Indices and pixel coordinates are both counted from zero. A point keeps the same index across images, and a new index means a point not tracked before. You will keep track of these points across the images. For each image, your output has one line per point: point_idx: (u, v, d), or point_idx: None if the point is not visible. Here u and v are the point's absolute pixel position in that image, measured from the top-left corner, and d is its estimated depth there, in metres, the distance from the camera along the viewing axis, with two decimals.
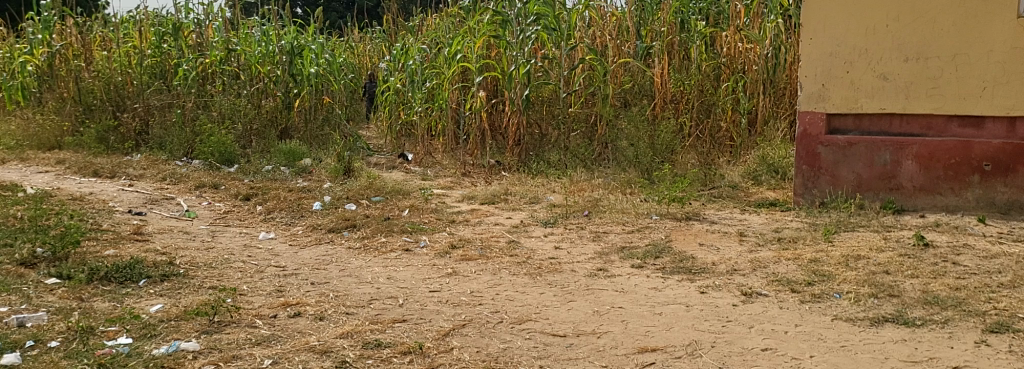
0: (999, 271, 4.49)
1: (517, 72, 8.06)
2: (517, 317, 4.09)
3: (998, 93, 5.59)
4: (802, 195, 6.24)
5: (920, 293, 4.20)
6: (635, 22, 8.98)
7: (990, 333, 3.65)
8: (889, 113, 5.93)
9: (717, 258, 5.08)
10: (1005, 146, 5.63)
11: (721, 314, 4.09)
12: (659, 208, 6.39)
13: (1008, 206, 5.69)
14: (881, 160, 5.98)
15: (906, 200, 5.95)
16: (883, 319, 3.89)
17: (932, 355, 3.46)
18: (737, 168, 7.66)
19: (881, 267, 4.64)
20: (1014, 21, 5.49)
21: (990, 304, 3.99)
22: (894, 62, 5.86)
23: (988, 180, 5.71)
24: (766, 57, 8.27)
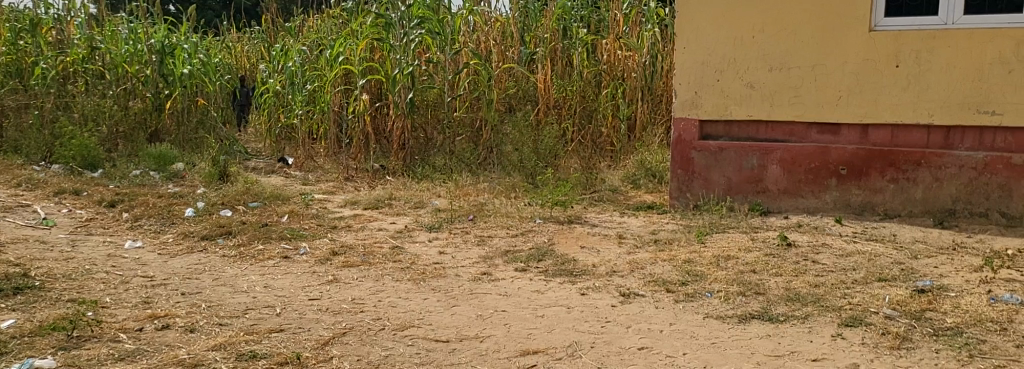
0: (854, 268, 4.82)
1: (400, 74, 8.06)
2: (399, 323, 4.05)
3: (852, 102, 5.90)
4: (678, 199, 6.59)
5: (783, 291, 4.45)
6: (519, 29, 9.13)
7: (846, 326, 3.91)
8: (756, 120, 6.27)
9: (598, 260, 5.21)
10: (859, 151, 5.95)
11: (600, 315, 4.19)
12: (543, 212, 6.48)
13: (862, 207, 6.02)
14: (748, 164, 6.32)
15: (771, 202, 6.30)
16: (750, 316, 4.10)
17: (794, 349, 3.66)
18: (617, 172, 7.89)
19: (749, 267, 4.89)
20: (866, 34, 5.77)
21: (845, 300, 4.27)
22: (760, 72, 6.18)
23: (844, 183, 6.03)
24: (644, 64, 8.62)
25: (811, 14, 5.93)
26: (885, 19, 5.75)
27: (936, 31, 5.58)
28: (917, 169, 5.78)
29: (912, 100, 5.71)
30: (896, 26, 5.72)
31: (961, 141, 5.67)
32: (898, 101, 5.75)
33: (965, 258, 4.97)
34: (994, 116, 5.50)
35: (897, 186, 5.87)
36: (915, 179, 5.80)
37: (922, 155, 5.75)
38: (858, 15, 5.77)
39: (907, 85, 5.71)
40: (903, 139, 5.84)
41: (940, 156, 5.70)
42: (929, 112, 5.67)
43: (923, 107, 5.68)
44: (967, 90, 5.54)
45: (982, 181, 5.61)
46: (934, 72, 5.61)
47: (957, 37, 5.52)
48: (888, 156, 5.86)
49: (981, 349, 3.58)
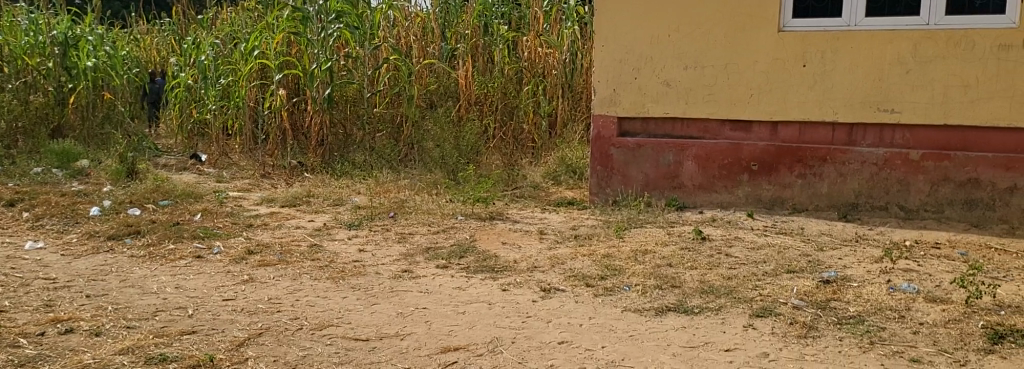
0: (765, 261, 4.99)
1: (319, 69, 7.93)
2: (317, 322, 3.99)
3: (762, 100, 6.10)
4: (598, 194, 6.72)
5: (698, 283, 4.57)
6: (440, 24, 9.07)
7: (757, 317, 4.04)
8: (672, 117, 6.43)
9: (519, 256, 5.24)
10: (769, 147, 6.15)
11: (521, 310, 4.22)
12: (464, 208, 6.47)
13: (772, 202, 6.23)
14: (665, 161, 6.48)
15: (687, 197, 6.47)
16: (666, 308, 4.20)
17: (707, 340, 3.77)
18: (538, 169, 7.95)
19: (665, 260, 5.00)
20: (774, 35, 5.98)
21: (756, 291, 4.42)
22: (676, 70, 6.34)
23: (755, 179, 6.23)
24: (564, 62, 8.72)
25: (723, 14, 6.12)
26: (791, 20, 5.97)
27: (839, 32, 5.81)
28: (823, 164, 6.01)
29: (818, 99, 5.94)
30: (802, 27, 5.94)
31: (864, 137, 5.90)
32: (806, 99, 5.97)
33: (867, 249, 5.21)
34: (894, 114, 5.73)
35: (804, 181, 6.09)
36: (821, 174, 6.03)
37: (827, 152, 5.98)
38: (767, 16, 5.98)
39: (813, 83, 5.93)
40: (811, 136, 6.06)
41: (844, 152, 5.93)
42: (834, 110, 5.90)
43: (829, 105, 5.91)
44: (869, 89, 5.78)
45: (883, 176, 5.85)
46: (839, 71, 5.84)
47: (859, 38, 5.75)
48: (796, 152, 6.08)
49: (881, 336, 3.76)
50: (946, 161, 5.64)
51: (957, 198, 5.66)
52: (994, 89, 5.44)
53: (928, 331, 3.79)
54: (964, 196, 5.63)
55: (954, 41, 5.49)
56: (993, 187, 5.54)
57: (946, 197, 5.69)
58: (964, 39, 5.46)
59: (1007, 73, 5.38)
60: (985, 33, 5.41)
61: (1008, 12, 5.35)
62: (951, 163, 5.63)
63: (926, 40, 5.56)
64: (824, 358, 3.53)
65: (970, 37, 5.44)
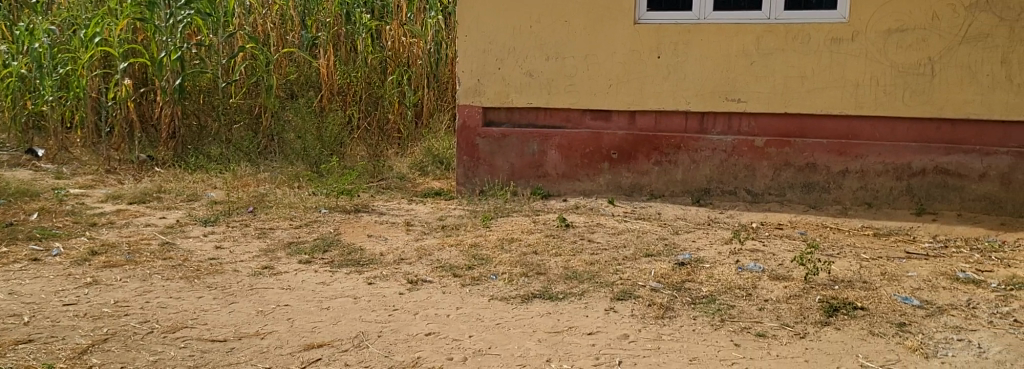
0: (625, 245, 5.17)
1: (168, 58, 7.49)
2: (169, 325, 3.79)
3: (620, 90, 6.31)
4: (464, 185, 6.77)
5: (562, 270, 4.68)
6: (300, 12, 8.71)
7: (618, 300, 4.18)
8: (535, 107, 6.54)
9: (385, 248, 5.17)
10: (628, 136, 6.37)
11: (387, 303, 4.18)
12: (328, 201, 6.32)
13: (632, 188, 6.46)
14: (529, 150, 6.59)
15: (551, 185, 6.61)
16: (532, 295, 4.27)
17: (571, 324, 3.86)
18: (405, 159, 7.89)
19: (531, 248, 5.09)
20: (631, 27, 6.19)
21: (617, 275, 4.57)
22: (538, 60, 6.45)
23: (615, 166, 6.44)
24: (429, 52, 8.70)
25: (582, 6, 6.28)
26: (647, 13, 6.18)
27: (690, 25, 6.07)
28: (678, 152, 6.29)
29: (672, 89, 6.19)
30: (657, 19, 6.16)
31: (714, 126, 6.22)
32: (661, 90, 6.22)
33: (718, 232, 5.51)
34: (741, 103, 6.06)
35: (661, 168, 6.35)
36: (676, 161, 6.31)
37: (681, 140, 6.26)
38: (624, 8, 6.17)
39: (668, 74, 6.18)
40: (666, 124, 6.32)
41: (696, 140, 6.22)
42: (687, 100, 6.18)
43: (682, 95, 6.18)
44: (718, 80, 6.08)
45: (732, 162, 6.18)
46: (691, 63, 6.11)
47: (708, 30, 6.03)
48: (653, 140, 6.33)
49: (730, 313, 3.98)
50: (787, 148, 6.02)
51: (797, 182, 6.05)
52: (828, 80, 5.83)
53: (772, 307, 4.05)
54: (803, 179, 6.03)
55: (792, 35, 5.86)
56: (829, 171, 5.96)
57: (788, 181, 6.07)
58: (801, 33, 5.83)
59: (839, 65, 5.78)
60: (819, 27, 5.79)
61: (839, 8, 5.78)
62: (792, 149, 6.01)
63: (768, 34, 5.91)
64: (679, 337, 3.71)
65: (806, 30, 5.82)
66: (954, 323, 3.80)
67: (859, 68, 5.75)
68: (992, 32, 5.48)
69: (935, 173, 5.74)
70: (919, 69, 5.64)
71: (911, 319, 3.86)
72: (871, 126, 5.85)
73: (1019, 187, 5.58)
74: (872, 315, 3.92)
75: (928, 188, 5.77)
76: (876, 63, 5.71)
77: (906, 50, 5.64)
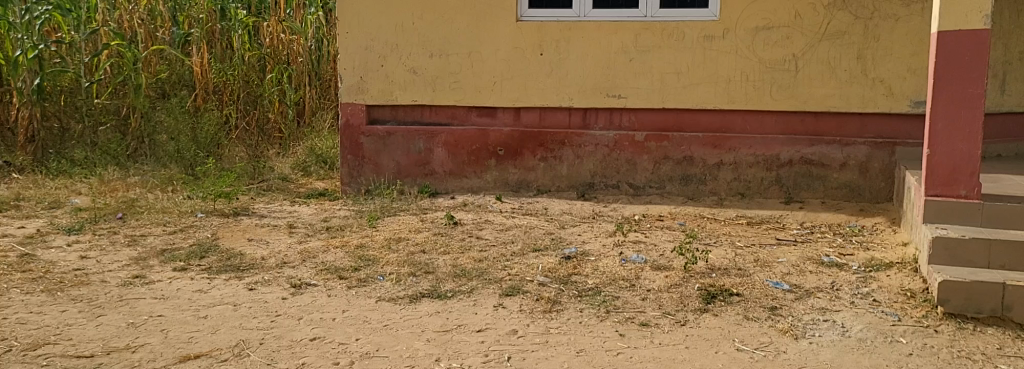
0: (513, 241, 5.21)
1: (23, 57, 7.07)
2: (29, 342, 3.53)
3: (504, 87, 6.36)
4: (349, 184, 6.69)
5: (451, 268, 4.66)
6: (169, 7, 8.24)
7: (506, 296, 4.20)
8: (420, 104, 6.53)
9: (266, 252, 5.00)
10: (513, 132, 6.43)
11: (270, 309, 4.04)
12: (205, 205, 6.06)
13: (519, 184, 6.52)
14: (415, 148, 6.56)
15: (439, 183, 6.61)
16: (420, 295, 4.24)
17: (460, 323, 3.85)
18: (286, 160, 7.67)
19: (418, 247, 5.05)
20: (513, 25, 6.25)
21: (505, 271, 4.59)
22: (421, 58, 6.45)
23: (502, 163, 6.49)
24: (309, 49, 8.49)
25: (464, 3, 6.30)
26: (529, 10, 6.26)
27: (571, 22, 6.18)
28: (563, 148, 6.39)
29: (555, 85, 6.28)
30: (538, 17, 6.24)
31: (596, 121, 6.36)
32: (544, 86, 6.30)
33: (602, 225, 5.63)
34: (621, 99, 6.22)
35: (546, 164, 6.45)
36: (561, 157, 6.41)
37: (565, 135, 6.37)
38: (506, 6, 6.23)
39: (550, 71, 6.27)
40: (550, 120, 6.42)
41: (580, 135, 6.34)
42: (569, 96, 6.28)
43: (565, 92, 6.28)
44: (599, 76, 6.21)
45: (614, 157, 6.33)
46: (572, 60, 6.22)
47: (588, 28, 6.16)
48: (538, 137, 6.41)
49: (615, 304, 4.07)
50: (666, 142, 6.23)
51: (677, 175, 6.26)
52: (703, 76, 6.06)
53: (655, 297, 4.17)
54: (681, 172, 6.25)
55: (668, 32, 6.05)
56: (705, 163, 6.20)
57: (668, 173, 6.27)
58: (676, 30, 6.03)
59: (712, 61, 6.02)
60: (692, 25, 6.01)
61: (711, 6, 5.99)
62: (670, 142, 6.22)
63: (645, 31, 6.08)
64: (567, 330, 3.76)
65: (681, 28, 6.03)
66: (820, 305, 4.03)
67: (730, 65, 6.00)
68: (849, 29, 5.80)
69: (801, 164, 6.05)
70: (785, 65, 5.92)
71: (782, 303, 4.07)
72: (743, 120, 6.13)
73: (875, 174, 5.93)
74: (747, 301, 4.11)
75: (795, 177, 6.07)
76: (746, 60, 5.97)
77: (772, 47, 5.92)
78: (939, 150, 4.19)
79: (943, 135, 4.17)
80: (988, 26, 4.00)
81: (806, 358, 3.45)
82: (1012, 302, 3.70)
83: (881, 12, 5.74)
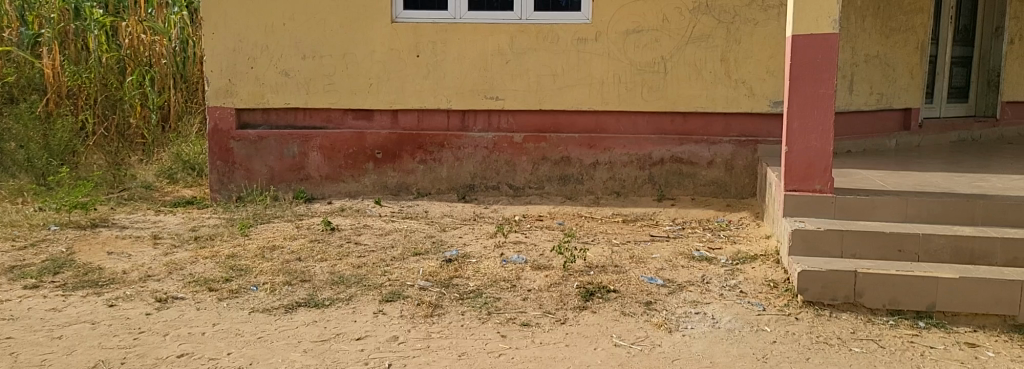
0: (392, 246, 5.13)
1: None
2: None
3: (381, 89, 6.29)
4: (219, 191, 6.46)
5: (328, 275, 4.54)
6: (18, 6, 8.00)
7: (386, 302, 4.13)
8: (294, 107, 6.37)
9: (128, 266, 4.70)
10: (391, 135, 6.36)
11: (132, 326, 3.81)
12: (58, 217, 5.64)
13: (398, 188, 6.46)
14: (289, 152, 6.40)
15: (315, 188, 6.46)
16: (296, 304, 4.10)
17: (338, 331, 3.76)
18: (150, 167, 7.29)
19: (294, 255, 4.89)
20: (388, 26, 6.18)
21: (385, 277, 4.52)
22: (293, 59, 6.28)
23: (380, 166, 6.42)
24: (173, 51, 8.07)
25: (337, 4, 6.18)
26: (404, 11, 6.20)
27: (447, 24, 6.16)
28: (442, 150, 6.37)
29: (432, 87, 6.26)
30: (413, 18, 6.19)
31: (475, 123, 6.38)
32: (421, 88, 6.27)
33: (482, 227, 5.64)
34: (498, 101, 6.26)
35: (425, 167, 6.41)
36: (440, 159, 6.39)
37: (444, 138, 6.35)
38: (380, 7, 6.16)
39: (427, 73, 6.24)
40: (428, 123, 6.39)
41: (458, 137, 6.33)
42: (447, 98, 6.27)
43: (442, 94, 6.27)
44: (476, 78, 6.23)
45: (493, 158, 6.37)
46: (448, 62, 6.21)
47: (463, 30, 6.16)
48: (416, 139, 6.37)
49: (496, 306, 4.09)
50: (544, 143, 6.31)
51: (555, 175, 6.35)
52: (577, 78, 6.18)
53: (535, 297, 4.22)
54: (559, 172, 6.35)
55: (542, 35, 6.13)
56: (582, 163, 6.32)
57: (546, 174, 6.36)
58: (550, 33, 6.13)
59: (585, 64, 6.15)
60: (566, 28, 6.12)
61: (584, 10, 6.11)
62: (547, 143, 6.31)
63: (520, 34, 6.14)
64: (449, 334, 3.74)
65: (555, 31, 6.12)
66: (691, 298, 4.19)
67: (603, 67, 6.14)
68: (713, 33, 6.05)
69: (671, 162, 6.26)
70: (655, 67, 6.12)
71: (656, 298, 4.20)
72: (616, 120, 6.30)
73: (740, 171, 6.21)
74: (623, 297, 4.22)
75: (666, 176, 6.28)
76: (617, 62, 6.13)
77: (642, 50, 6.10)
78: (796, 147, 4.44)
79: (799, 133, 4.43)
80: (836, 30, 4.27)
81: (680, 350, 3.57)
82: (863, 288, 3.96)
83: (741, 17, 6.02)
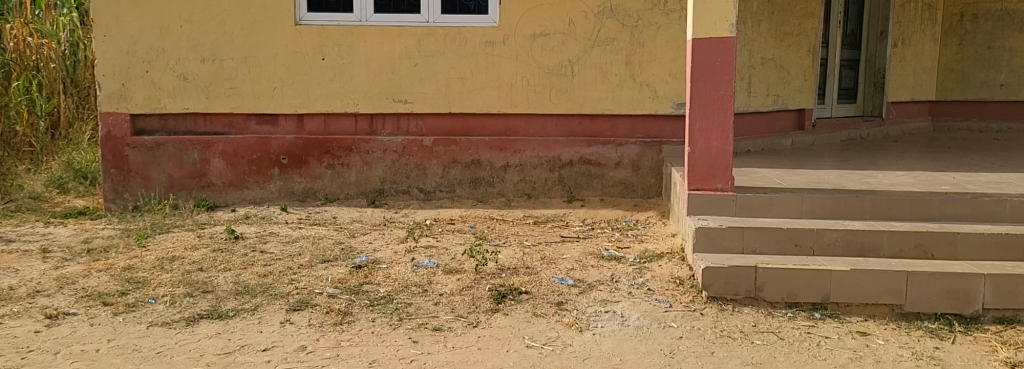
0: (300, 253, 5.01)
1: None
2: None
3: (285, 93, 6.14)
4: (115, 200, 6.20)
5: (232, 285, 4.40)
6: None
7: (293, 311, 4.03)
8: (193, 112, 6.16)
9: (14, 282, 4.43)
10: (296, 140, 6.24)
11: (19, 345, 3.58)
12: None
13: (305, 193, 6.33)
14: (189, 159, 6.20)
15: (217, 195, 6.28)
16: (198, 316, 3.95)
17: (243, 343, 3.64)
18: (38, 176, 6.90)
19: (195, 265, 4.71)
20: (292, 28, 6.05)
21: (292, 285, 4.41)
22: (192, 63, 6.08)
23: (285, 172, 6.28)
24: (63, 55, 7.70)
25: (238, 6, 6.01)
26: (307, 14, 6.08)
27: (352, 27, 6.07)
28: (350, 154, 6.28)
29: (339, 91, 6.16)
30: (317, 21, 6.08)
31: (383, 127, 6.30)
32: (327, 92, 6.16)
33: (392, 232, 5.58)
34: (406, 104, 6.20)
35: (333, 171, 6.30)
36: (348, 163, 6.29)
37: (352, 142, 6.26)
38: (283, 9, 6.02)
39: (332, 76, 6.13)
40: (335, 127, 6.29)
41: (366, 142, 6.26)
42: (354, 101, 6.18)
43: (349, 97, 6.17)
44: (383, 81, 6.16)
45: (402, 162, 6.31)
46: (354, 65, 6.12)
47: (369, 33, 6.08)
48: (323, 144, 6.26)
49: (408, 311, 4.04)
50: (454, 146, 6.29)
51: (465, 178, 6.35)
52: (485, 81, 6.19)
53: (447, 301, 4.19)
54: (469, 175, 6.34)
55: (449, 38, 6.12)
56: (492, 166, 6.33)
57: (456, 177, 6.34)
58: (458, 36, 6.11)
59: (493, 66, 6.16)
60: (473, 31, 6.11)
61: (491, 12, 6.12)
62: (457, 147, 6.29)
63: (427, 37, 6.11)
64: (358, 341, 3.68)
65: (463, 34, 6.11)
66: (601, 297, 4.25)
67: (511, 70, 6.17)
68: (617, 36, 6.15)
69: (580, 164, 6.35)
70: (562, 70, 6.19)
71: (566, 298, 4.25)
72: (525, 123, 6.34)
73: (646, 171, 6.35)
74: (535, 298, 4.24)
75: (575, 177, 6.36)
76: (525, 65, 6.17)
77: (549, 53, 6.16)
78: (698, 147, 4.58)
79: (700, 134, 4.56)
80: (732, 34, 4.41)
81: (591, 349, 3.62)
82: (763, 283, 4.10)
83: (645, 20, 6.14)
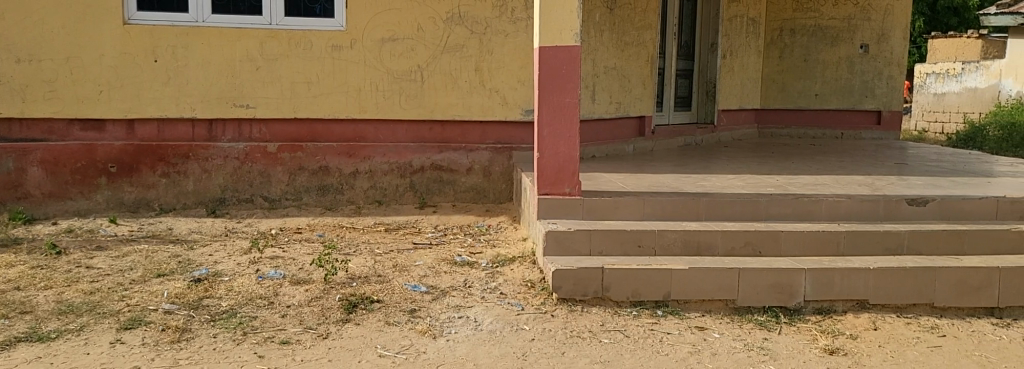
0: (131, 268, 4.67)
1: None
2: None
3: (114, 97, 5.77)
4: None
5: (54, 304, 4.04)
6: None
7: (125, 330, 3.75)
8: (7, 117, 5.69)
9: None
10: (126, 146, 5.84)
11: None
12: None
13: (136, 204, 5.94)
14: (3, 168, 5.69)
15: (35, 207, 5.78)
16: (14, 340, 3.59)
17: (67, 366, 3.35)
18: None
19: (10, 284, 4.29)
20: (120, 28, 5.68)
21: (123, 302, 4.11)
22: (6, 63, 5.61)
23: (114, 181, 5.86)
24: None
25: (59, 2, 5.59)
26: (137, 12, 5.72)
27: (187, 28, 5.76)
28: (186, 161, 5.95)
29: (174, 94, 5.85)
30: (147, 20, 5.72)
31: (224, 133, 6.02)
32: (161, 96, 5.83)
33: (235, 242, 5.33)
34: (248, 109, 5.97)
35: (168, 180, 5.95)
36: (185, 171, 5.96)
37: (188, 148, 5.93)
38: (109, 7, 5.64)
39: (167, 79, 5.81)
40: (170, 133, 5.95)
41: (205, 148, 5.95)
42: (191, 106, 5.89)
43: (185, 102, 5.87)
44: (223, 85, 5.90)
45: (245, 169, 6.05)
46: (190, 67, 5.82)
47: (207, 34, 5.79)
48: (156, 151, 5.89)
49: (253, 325, 3.87)
50: (300, 152, 6.09)
51: (313, 185, 6.16)
52: (332, 86, 6.05)
53: (295, 313, 4.05)
54: (317, 182, 6.16)
55: (293, 41, 5.93)
56: (340, 173, 6.19)
57: (303, 185, 6.15)
58: (302, 39, 5.93)
59: (340, 71, 6.03)
60: (318, 34, 5.95)
61: (337, 16, 5.97)
62: (304, 153, 6.10)
63: (270, 39, 5.89)
64: (198, 359, 3.48)
65: (308, 37, 5.94)
66: (454, 303, 4.25)
67: (359, 74, 6.07)
68: (466, 43, 6.18)
69: (431, 170, 6.31)
70: (410, 76, 6.15)
71: (420, 305, 4.22)
72: (375, 128, 6.24)
73: (497, 177, 6.39)
74: (387, 306, 4.18)
75: (427, 183, 6.32)
76: (373, 70, 6.08)
77: (398, 58, 6.10)
78: (548, 153, 4.68)
79: (548, 140, 4.67)
80: (577, 43, 4.55)
81: (444, 355, 3.61)
82: (609, 283, 4.25)
83: (493, 28, 6.19)
